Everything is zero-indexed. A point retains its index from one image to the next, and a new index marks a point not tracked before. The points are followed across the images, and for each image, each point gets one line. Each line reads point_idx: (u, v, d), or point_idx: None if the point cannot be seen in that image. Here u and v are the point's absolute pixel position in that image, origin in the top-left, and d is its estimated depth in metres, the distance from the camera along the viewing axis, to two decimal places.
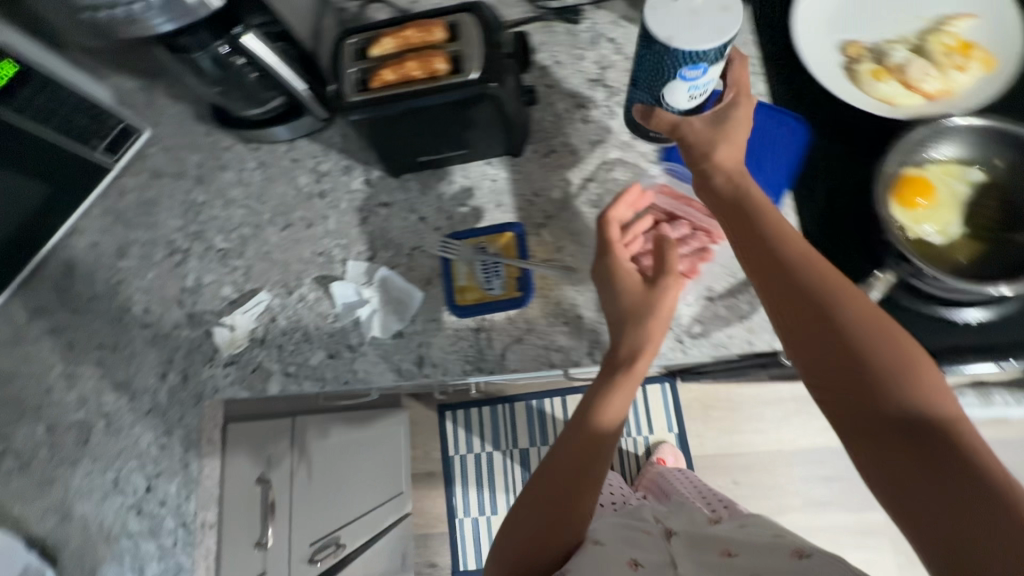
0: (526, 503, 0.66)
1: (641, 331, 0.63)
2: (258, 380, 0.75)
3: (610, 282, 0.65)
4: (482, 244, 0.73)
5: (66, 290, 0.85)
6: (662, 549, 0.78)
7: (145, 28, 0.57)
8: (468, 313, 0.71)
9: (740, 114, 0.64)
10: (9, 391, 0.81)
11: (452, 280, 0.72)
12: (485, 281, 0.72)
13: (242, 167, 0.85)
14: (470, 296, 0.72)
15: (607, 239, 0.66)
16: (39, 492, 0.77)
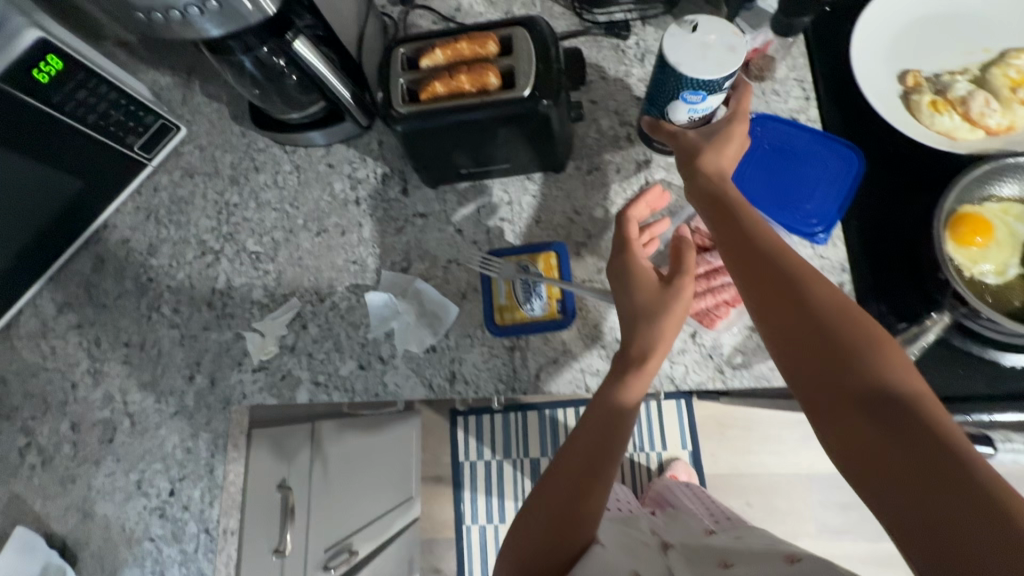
0: (534, 507, 0.65)
1: (652, 329, 0.60)
2: (286, 388, 0.74)
3: (624, 281, 0.63)
4: (524, 263, 0.72)
5: (94, 285, 0.84)
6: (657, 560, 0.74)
7: (196, 32, 0.56)
8: (506, 333, 0.70)
9: (733, 130, 0.62)
10: (35, 386, 0.81)
11: (492, 299, 0.72)
12: (525, 301, 0.70)
13: (278, 169, 0.84)
14: (509, 315, 0.71)
15: (624, 236, 0.65)
16: (62, 489, 0.76)
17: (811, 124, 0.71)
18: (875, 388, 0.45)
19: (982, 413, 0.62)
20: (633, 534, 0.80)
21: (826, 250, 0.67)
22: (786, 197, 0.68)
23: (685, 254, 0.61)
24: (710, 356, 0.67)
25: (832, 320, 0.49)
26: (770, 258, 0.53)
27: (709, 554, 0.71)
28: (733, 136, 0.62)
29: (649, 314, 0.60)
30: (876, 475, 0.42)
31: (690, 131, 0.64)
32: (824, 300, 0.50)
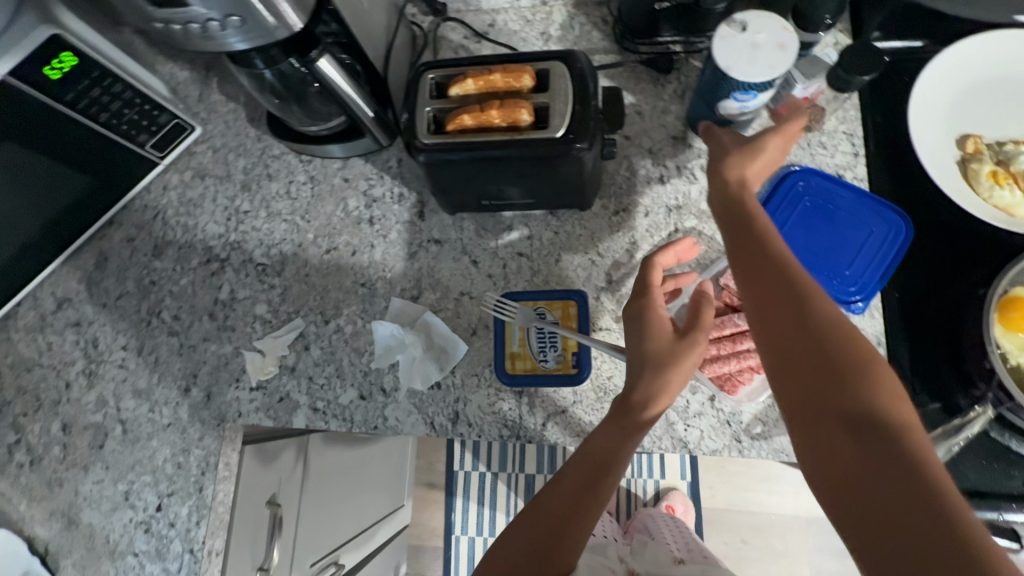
0: (515, 532, 0.60)
1: (656, 380, 0.56)
2: (283, 411, 0.72)
3: (639, 329, 0.59)
4: (540, 309, 0.69)
5: (95, 283, 0.81)
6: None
7: (218, 45, 0.54)
8: (516, 382, 0.67)
9: (768, 142, 0.56)
10: (28, 381, 0.79)
11: (504, 347, 0.69)
12: (539, 353, 0.67)
13: (292, 178, 0.81)
14: (520, 364, 0.68)
15: (647, 282, 0.61)
16: (49, 493, 0.74)
17: (857, 183, 0.67)
18: (865, 411, 0.41)
19: (1014, 514, 0.58)
20: (596, 559, 0.73)
21: (862, 321, 0.63)
22: (825, 261, 0.64)
23: (704, 309, 0.57)
24: (728, 423, 0.63)
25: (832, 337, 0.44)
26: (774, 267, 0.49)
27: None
28: (772, 145, 0.56)
29: (653, 351, 0.57)
30: (852, 503, 0.39)
31: (727, 136, 0.59)
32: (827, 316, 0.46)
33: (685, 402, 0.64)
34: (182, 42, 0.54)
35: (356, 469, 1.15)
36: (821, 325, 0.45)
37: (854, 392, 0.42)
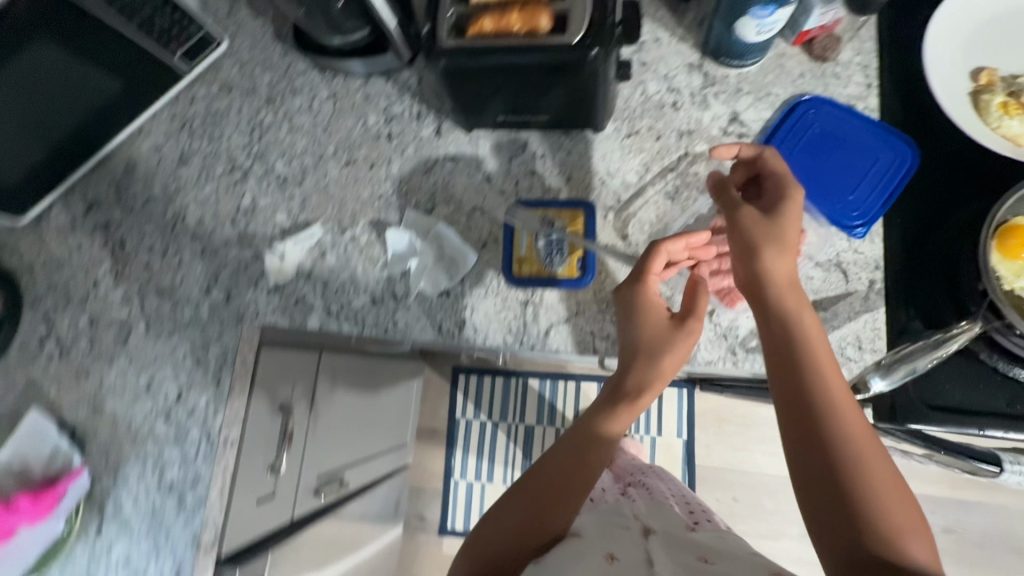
0: (516, 500, 0.67)
1: (653, 367, 0.62)
2: (298, 312, 0.75)
3: (637, 319, 0.63)
4: (549, 217, 0.71)
5: (124, 188, 0.85)
6: (638, 548, 0.65)
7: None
8: (521, 285, 0.70)
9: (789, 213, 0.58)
10: (59, 278, 0.83)
11: (511, 251, 0.71)
12: (546, 257, 0.69)
13: (314, 95, 0.83)
14: (527, 268, 0.70)
15: (646, 268, 0.63)
16: (77, 380, 0.79)
17: (868, 113, 0.68)
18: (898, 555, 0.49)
19: (994, 431, 0.60)
20: (611, 524, 0.72)
21: (862, 245, 0.65)
22: (830, 186, 0.66)
23: (699, 293, 0.62)
24: (725, 336, 0.65)
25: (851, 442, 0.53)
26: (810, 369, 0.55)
27: (691, 549, 0.65)
28: (790, 213, 0.59)
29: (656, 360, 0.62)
30: None
31: (751, 211, 0.59)
32: (849, 423, 0.54)
33: None
34: None
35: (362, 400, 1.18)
36: (845, 435, 0.53)
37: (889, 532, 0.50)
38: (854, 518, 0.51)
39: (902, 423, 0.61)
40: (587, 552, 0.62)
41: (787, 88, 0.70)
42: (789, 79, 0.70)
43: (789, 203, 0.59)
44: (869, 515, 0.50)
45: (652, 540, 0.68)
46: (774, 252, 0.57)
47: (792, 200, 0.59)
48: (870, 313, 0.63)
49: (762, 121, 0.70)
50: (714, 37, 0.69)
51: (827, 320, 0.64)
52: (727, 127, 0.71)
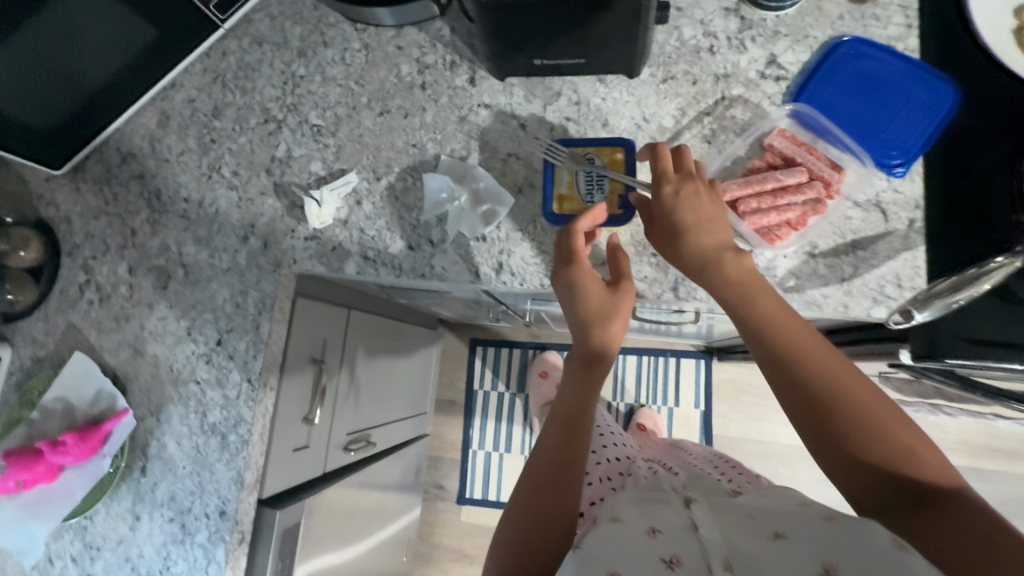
0: (531, 489, 0.63)
1: (604, 332, 0.66)
2: (336, 259, 0.76)
3: (578, 296, 0.65)
4: (590, 156, 0.71)
5: (158, 140, 0.85)
6: (681, 516, 0.61)
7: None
8: (563, 220, 0.70)
9: (685, 205, 0.61)
10: (96, 228, 0.83)
11: (552, 190, 0.71)
12: (586, 194, 0.70)
13: (347, 46, 0.83)
14: (567, 206, 0.71)
15: (572, 249, 0.66)
16: (117, 326, 0.80)
17: (908, 54, 0.68)
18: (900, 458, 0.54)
19: None
20: (646, 496, 0.65)
21: (902, 185, 0.65)
22: (867, 128, 0.67)
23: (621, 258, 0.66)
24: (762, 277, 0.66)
25: (833, 390, 0.56)
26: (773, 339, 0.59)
27: (744, 518, 0.60)
28: (687, 205, 0.61)
29: (605, 333, 0.66)
30: (925, 523, 0.51)
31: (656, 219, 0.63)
32: (808, 360, 0.58)
33: None
34: None
35: (388, 365, 1.20)
36: (809, 372, 0.57)
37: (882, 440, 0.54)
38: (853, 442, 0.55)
39: (942, 358, 0.61)
40: (627, 532, 0.58)
41: (826, 31, 0.70)
42: (828, 21, 0.70)
43: (665, 199, 0.61)
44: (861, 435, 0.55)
45: (697, 506, 0.62)
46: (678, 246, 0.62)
47: (685, 194, 0.61)
48: (909, 252, 0.63)
49: (799, 64, 0.70)
50: None
51: (867, 259, 0.64)
52: (765, 70, 0.71)
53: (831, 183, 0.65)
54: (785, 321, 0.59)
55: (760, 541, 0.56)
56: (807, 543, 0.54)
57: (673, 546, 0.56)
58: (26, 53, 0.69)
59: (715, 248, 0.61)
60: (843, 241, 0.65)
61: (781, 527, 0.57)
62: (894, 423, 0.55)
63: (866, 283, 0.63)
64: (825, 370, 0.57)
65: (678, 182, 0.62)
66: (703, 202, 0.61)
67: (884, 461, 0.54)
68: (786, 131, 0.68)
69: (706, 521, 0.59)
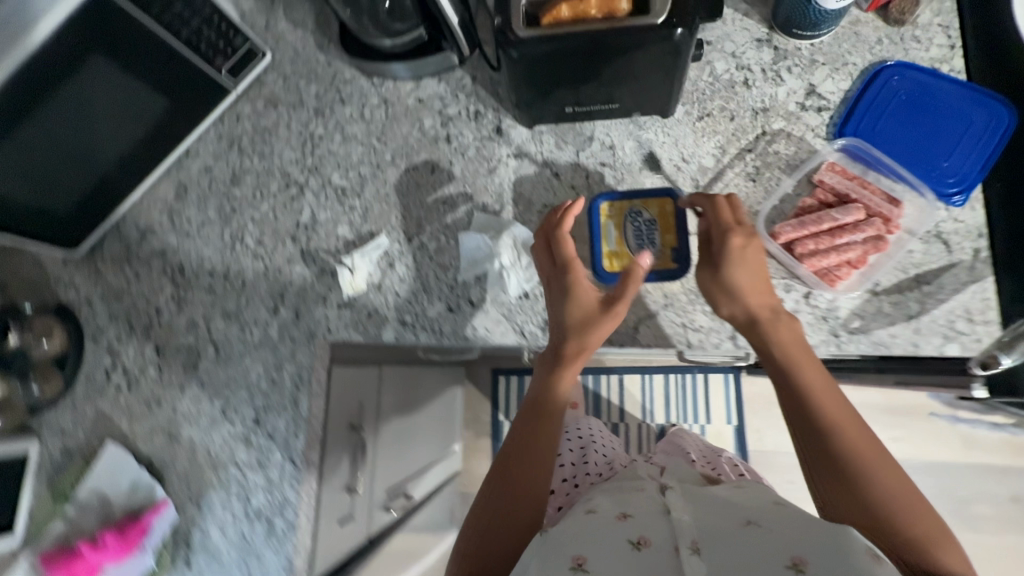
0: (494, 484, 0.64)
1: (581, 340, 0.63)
2: (372, 326, 0.74)
3: (568, 301, 0.64)
4: (636, 208, 0.69)
5: (177, 212, 0.83)
6: (654, 503, 0.62)
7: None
8: (615, 278, 0.68)
9: (749, 256, 0.61)
10: (119, 308, 0.81)
11: (600, 247, 0.69)
12: (637, 250, 0.68)
13: (365, 102, 0.80)
14: (618, 262, 0.69)
15: (565, 256, 0.65)
16: (148, 411, 0.77)
17: (954, 75, 0.65)
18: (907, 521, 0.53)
19: None
20: (624, 489, 0.67)
21: (962, 214, 0.62)
22: (921, 156, 0.65)
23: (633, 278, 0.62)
24: (825, 319, 0.63)
25: (856, 450, 0.56)
26: (807, 396, 0.58)
27: (721, 509, 0.59)
28: (750, 257, 0.61)
29: (584, 339, 0.63)
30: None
31: (712, 267, 0.62)
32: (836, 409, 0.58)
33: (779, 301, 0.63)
34: None
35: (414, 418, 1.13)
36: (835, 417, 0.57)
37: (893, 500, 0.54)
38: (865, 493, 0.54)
39: None
40: (598, 520, 0.60)
41: (865, 56, 0.68)
42: (866, 46, 0.68)
43: (734, 252, 0.60)
44: (877, 489, 0.54)
45: (671, 493, 0.63)
46: (728, 301, 0.61)
47: (749, 246, 0.61)
48: (977, 284, 0.61)
49: (841, 93, 0.67)
50: (785, 10, 0.67)
51: (934, 293, 0.61)
52: (805, 101, 0.68)
53: (891, 218, 0.63)
54: (823, 386, 0.58)
55: (734, 529, 0.56)
56: (782, 530, 0.54)
57: (642, 528, 0.57)
58: (42, 143, 0.65)
59: (759, 310, 0.60)
60: (906, 276, 0.62)
61: (755, 516, 0.57)
62: (915, 509, 0.54)
63: (936, 321, 0.60)
64: (851, 425, 0.57)
65: (745, 234, 0.61)
66: (762, 257, 0.61)
67: (894, 518, 0.53)
68: (836, 164, 0.66)
69: (679, 504, 0.60)
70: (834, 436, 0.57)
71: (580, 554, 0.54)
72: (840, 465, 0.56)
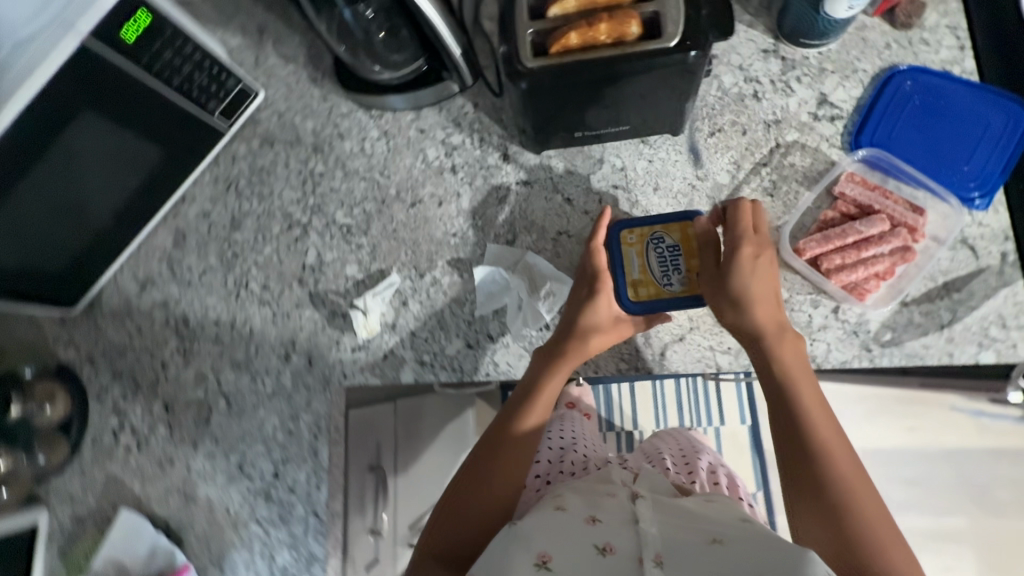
0: (465, 478, 0.66)
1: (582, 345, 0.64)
2: (389, 368, 0.71)
3: (586, 308, 0.64)
4: (657, 234, 0.64)
5: (176, 261, 0.80)
6: (625, 510, 0.62)
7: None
8: (643, 309, 0.63)
9: (757, 261, 0.59)
10: (123, 365, 0.78)
11: (623, 277, 0.64)
12: (663, 276, 0.63)
13: (364, 136, 0.78)
14: (644, 291, 0.63)
15: (595, 268, 0.64)
16: (161, 471, 0.74)
17: (966, 76, 0.65)
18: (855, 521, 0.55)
19: None
20: (596, 488, 0.68)
21: (985, 217, 0.62)
22: (943, 161, 0.64)
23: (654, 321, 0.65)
24: (855, 333, 0.61)
25: (827, 467, 0.57)
26: (799, 408, 0.58)
27: (689, 525, 0.60)
28: (756, 262, 0.59)
29: (584, 346, 0.64)
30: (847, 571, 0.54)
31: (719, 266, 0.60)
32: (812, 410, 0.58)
33: (807, 317, 0.62)
34: None
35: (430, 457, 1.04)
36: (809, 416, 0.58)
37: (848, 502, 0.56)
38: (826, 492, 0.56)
39: None
40: (567, 520, 0.61)
41: (874, 62, 0.66)
42: (875, 52, 0.67)
43: (743, 260, 0.59)
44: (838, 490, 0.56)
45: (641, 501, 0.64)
46: (736, 310, 0.59)
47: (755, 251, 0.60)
48: (1007, 288, 0.60)
49: (853, 101, 0.66)
50: (792, 20, 0.65)
51: (964, 301, 0.60)
52: (817, 111, 0.67)
53: (917, 228, 0.62)
54: (816, 405, 0.58)
55: (698, 545, 0.57)
56: (741, 550, 0.55)
57: (609, 534, 0.59)
58: (32, 204, 0.63)
59: (764, 319, 0.59)
60: (934, 284, 0.61)
61: (720, 534, 0.58)
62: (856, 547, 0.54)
63: (968, 329, 0.59)
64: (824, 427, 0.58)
65: (760, 244, 0.60)
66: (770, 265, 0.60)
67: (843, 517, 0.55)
68: (855, 175, 0.65)
69: (648, 515, 0.61)
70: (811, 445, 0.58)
71: (546, 553, 0.57)
72: (806, 474, 0.57)
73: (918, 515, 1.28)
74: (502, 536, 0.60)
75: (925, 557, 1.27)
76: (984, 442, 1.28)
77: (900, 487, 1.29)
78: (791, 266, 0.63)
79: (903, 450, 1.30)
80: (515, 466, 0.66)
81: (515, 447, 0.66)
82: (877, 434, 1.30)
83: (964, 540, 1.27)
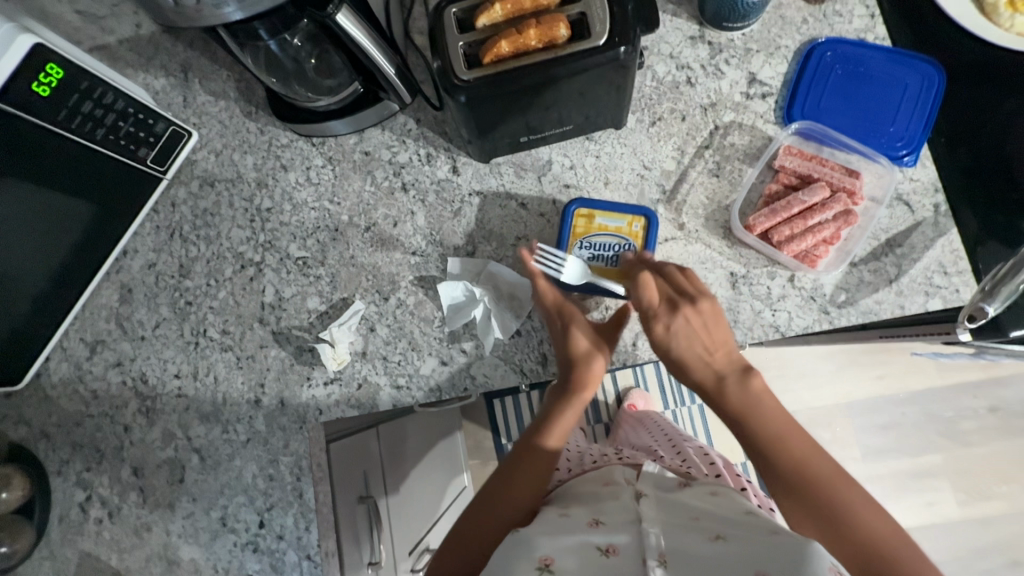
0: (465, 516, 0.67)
1: (588, 370, 0.66)
2: (365, 397, 0.70)
3: (564, 335, 0.65)
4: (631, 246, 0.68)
5: (126, 318, 0.76)
6: (629, 510, 0.64)
7: (213, 16, 0.51)
8: (563, 218, 0.68)
9: (676, 326, 0.61)
10: (82, 435, 0.74)
11: (600, 209, 0.68)
12: (592, 240, 0.68)
13: (309, 165, 0.76)
14: (582, 221, 0.69)
15: (553, 300, 0.66)
16: (138, 539, 0.71)
17: (881, 42, 0.68)
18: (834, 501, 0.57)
19: None
20: (599, 492, 0.70)
21: (916, 172, 0.65)
22: (868, 126, 0.68)
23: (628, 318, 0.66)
24: (813, 298, 0.64)
25: (793, 468, 0.59)
26: (757, 426, 0.60)
27: (692, 526, 0.60)
28: (673, 327, 0.61)
29: (584, 370, 0.65)
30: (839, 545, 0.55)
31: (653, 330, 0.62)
32: (767, 422, 0.60)
33: (767, 289, 0.64)
34: (195, 20, 0.51)
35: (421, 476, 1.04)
36: (763, 424, 0.60)
37: (819, 486, 0.57)
38: (800, 479, 0.58)
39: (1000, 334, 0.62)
40: (569, 524, 0.63)
41: (795, 37, 0.69)
42: (794, 28, 0.69)
43: (659, 337, 0.62)
44: (807, 478, 0.58)
45: (644, 500, 0.65)
46: (678, 374, 0.64)
47: (673, 315, 0.61)
48: (944, 238, 0.63)
49: (782, 76, 0.69)
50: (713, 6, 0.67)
51: (907, 254, 0.63)
52: (749, 90, 0.69)
53: (855, 192, 0.66)
54: (775, 415, 0.61)
55: (698, 544, 0.57)
56: (744, 547, 0.55)
57: (611, 537, 0.60)
58: None
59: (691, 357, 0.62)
60: (878, 242, 0.64)
61: (724, 530, 0.58)
62: (863, 546, 0.55)
63: (914, 281, 0.62)
64: (780, 430, 0.60)
65: (670, 309, 0.61)
66: (701, 319, 0.61)
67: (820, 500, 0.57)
68: (792, 148, 0.68)
69: (651, 514, 0.62)
70: (782, 468, 0.59)
71: (548, 556, 0.58)
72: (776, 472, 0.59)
73: (897, 458, 1.33)
74: (507, 544, 0.62)
75: (907, 496, 1.32)
76: (945, 379, 1.35)
77: (876, 433, 1.34)
78: (745, 242, 0.66)
79: (873, 399, 1.35)
80: (523, 493, 0.67)
81: (523, 480, 0.67)
82: (846, 387, 1.36)
83: (941, 475, 1.33)
